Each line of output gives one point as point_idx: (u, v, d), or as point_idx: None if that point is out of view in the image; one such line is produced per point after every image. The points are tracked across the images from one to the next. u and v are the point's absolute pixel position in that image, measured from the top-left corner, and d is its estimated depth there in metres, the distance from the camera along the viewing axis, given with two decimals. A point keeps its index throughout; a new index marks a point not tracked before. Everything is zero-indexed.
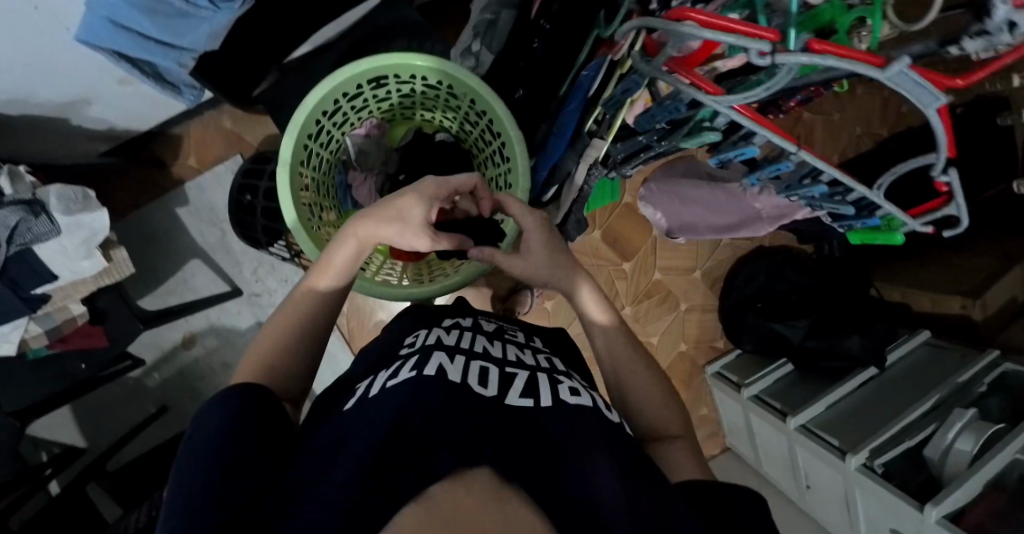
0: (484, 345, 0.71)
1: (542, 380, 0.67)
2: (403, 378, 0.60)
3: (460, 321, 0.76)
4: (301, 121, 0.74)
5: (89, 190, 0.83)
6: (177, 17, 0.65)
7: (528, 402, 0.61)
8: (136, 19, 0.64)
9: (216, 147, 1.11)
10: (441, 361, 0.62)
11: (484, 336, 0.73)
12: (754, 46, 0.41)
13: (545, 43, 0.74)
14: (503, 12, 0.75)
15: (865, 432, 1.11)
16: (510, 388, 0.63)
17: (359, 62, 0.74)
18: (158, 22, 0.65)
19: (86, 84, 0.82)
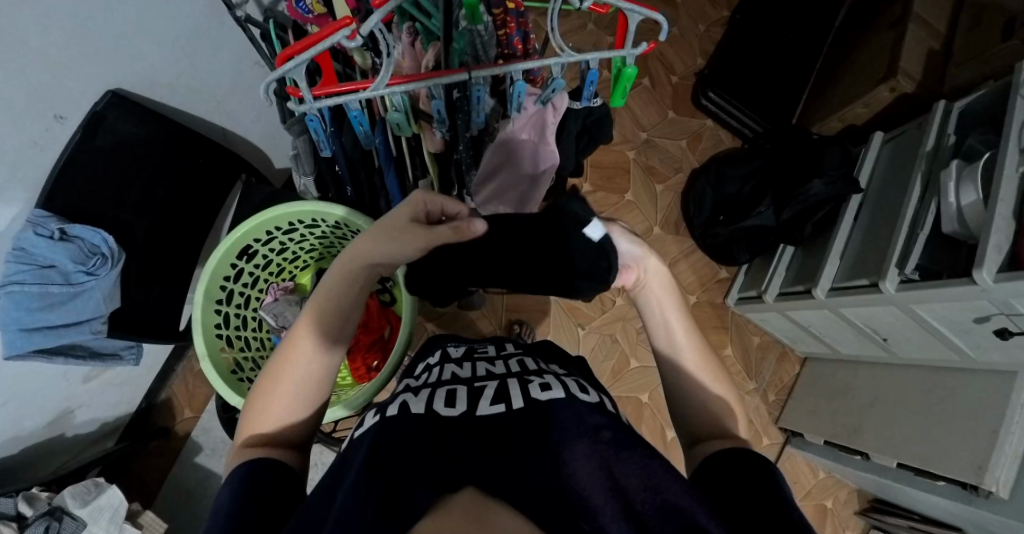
0: (451, 371, 0.65)
1: (513, 383, 0.60)
2: (369, 423, 0.55)
3: (432, 360, 0.71)
4: (201, 318, 0.84)
5: (97, 477, 0.95)
6: (71, 298, 0.79)
7: (497, 408, 0.55)
8: (39, 317, 0.76)
9: (201, 388, 1.22)
10: (404, 399, 0.58)
11: (455, 364, 0.68)
12: (336, 38, 0.48)
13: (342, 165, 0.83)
14: (297, 141, 0.80)
15: (881, 253, 1.02)
16: (481, 398, 0.57)
17: (217, 247, 0.85)
18: (59, 309, 0.78)
19: (60, 401, 0.96)
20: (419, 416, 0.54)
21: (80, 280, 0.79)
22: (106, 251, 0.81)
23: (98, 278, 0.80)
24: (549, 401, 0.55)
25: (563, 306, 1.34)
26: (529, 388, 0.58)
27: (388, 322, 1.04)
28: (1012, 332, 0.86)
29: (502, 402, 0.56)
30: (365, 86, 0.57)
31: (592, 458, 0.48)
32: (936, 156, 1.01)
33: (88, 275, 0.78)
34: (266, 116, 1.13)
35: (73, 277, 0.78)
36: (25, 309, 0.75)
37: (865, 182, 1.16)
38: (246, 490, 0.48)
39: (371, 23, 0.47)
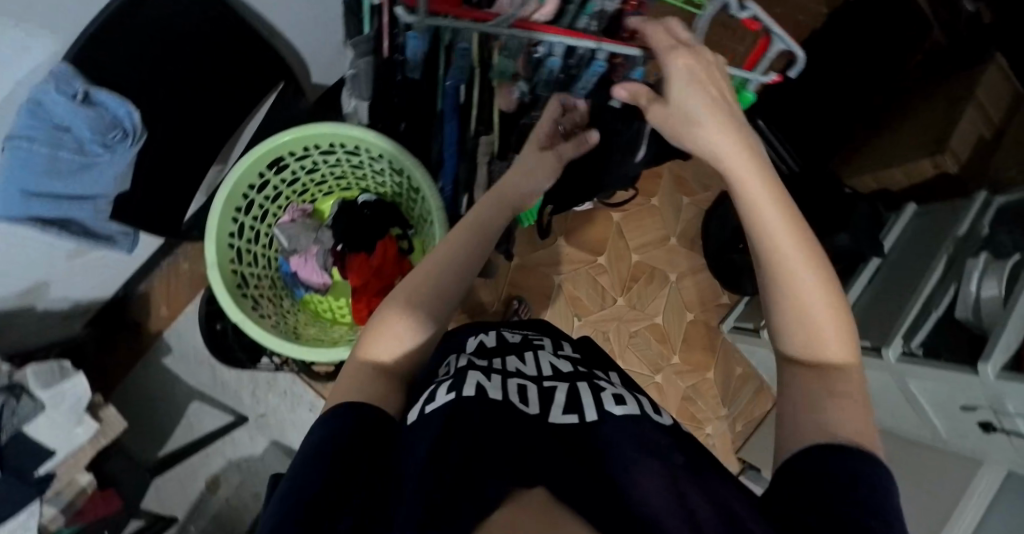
0: (515, 366, 0.61)
1: (584, 389, 0.58)
2: (443, 401, 0.51)
3: (486, 342, 0.66)
4: (217, 224, 0.79)
5: (64, 362, 0.89)
6: (80, 170, 0.72)
7: (572, 418, 0.52)
8: (43, 183, 0.70)
9: (182, 291, 1.15)
10: (478, 381, 0.54)
11: (514, 355, 0.64)
12: None
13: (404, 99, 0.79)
14: (360, 61, 0.73)
15: (888, 320, 1.05)
16: (550, 404, 0.55)
17: (249, 152, 0.79)
18: (66, 180, 0.71)
19: (41, 272, 0.90)
20: (492, 402, 0.51)
21: (93, 153, 0.71)
22: (128, 126, 0.73)
23: (112, 154, 0.73)
24: (625, 414, 0.53)
25: (564, 293, 1.33)
26: (598, 393, 0.57)
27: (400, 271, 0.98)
28: (994, 428, 0.90)
29: (574, 413, 0.53)
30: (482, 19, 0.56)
31: (662, 478, 0.43)
32: (964, 243, 1.04)
33: (103, 148, 0.71)
34: (318, 25, 1.06)
35: (85, 148, 0.70)
36: (30, 171, 0.68)
37: (888, 248, 1.18)
38: (336, 440, 0.45)
39: None
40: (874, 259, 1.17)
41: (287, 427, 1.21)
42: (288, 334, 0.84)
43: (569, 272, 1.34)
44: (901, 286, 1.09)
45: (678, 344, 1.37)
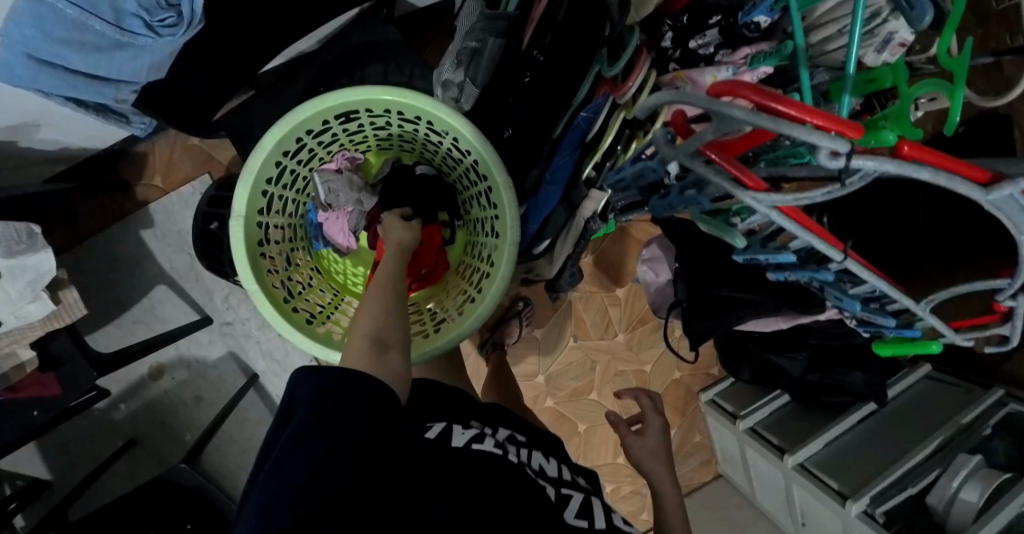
0: (539, 459, 0.56)
1: (598, 503, 0.52)
2: (487, 449, 0.51)
3: (515, 432, 0.61)
4: (258, 166, 0.67)
5: (34, 226, 0.77)
6: (112, 47, 0.58)
7: (582, 525, 0.46)
8: (61, 50, 0.56)
9: (184, 167, 1.06)
10: (512, 459, 0.50)
11: (538, 451, 0.59)
12: (825, 141, 0.29)
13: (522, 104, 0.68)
14: (490, 39, 0.63)
15: (863, 474, 1.07)
16: (564, 505, 0.49)
17: (322, 99, 0.66)
18: (90, 55, 0.57)
19: (35, 112, 0.77)
20: (521, 477, 0.47)
21: (132, 30, 0.57)
22: (183, 12, 0.56)
23: (155, 39, 0.58)
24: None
25: (571, 312, 1.29)
26: (609, 512, 0.50)
27: (434, 264, 0.84)
28: None
29: (586, 520, 0.47)
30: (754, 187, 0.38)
31: None
32: (964, 432, 1.05)
33: (145, 30, 0.56)
34: None
35: (123, 23, 0.56)
36: (45, 33, 0.54)
37: (890, 399, 1.19)
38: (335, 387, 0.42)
39: (877, 165, 0.29)
40: (872, 405, 1.18)
41: (251, 343, 1.14)
42: (299, 306, 0.75)
43: (583, 292, 1.29)
44: (887, 446, 1.11)
45: None
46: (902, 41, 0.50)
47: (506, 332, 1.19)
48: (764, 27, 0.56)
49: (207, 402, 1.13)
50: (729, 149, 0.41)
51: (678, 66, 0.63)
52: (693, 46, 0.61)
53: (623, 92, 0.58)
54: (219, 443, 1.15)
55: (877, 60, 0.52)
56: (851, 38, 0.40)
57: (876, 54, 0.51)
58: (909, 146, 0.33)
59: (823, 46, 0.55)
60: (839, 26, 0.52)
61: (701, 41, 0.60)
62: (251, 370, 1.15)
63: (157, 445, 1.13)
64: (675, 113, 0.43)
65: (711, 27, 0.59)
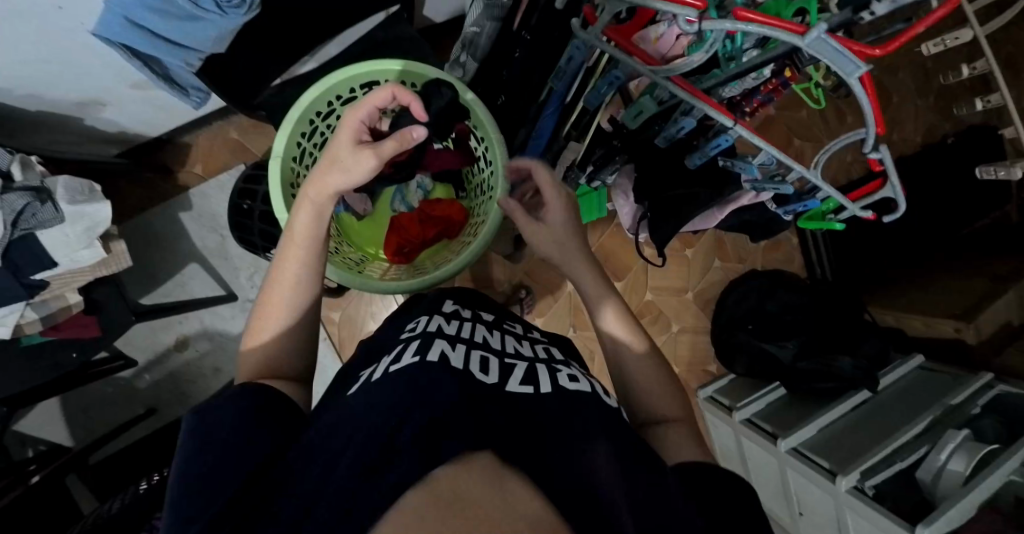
0: (483, 335, 0.65)
1: (541, 369, 0.61)
2: (407, 362, 0.56)
3: (462, 310, 0.71)
4: (296, 119, 0.79)
5: (94, 184, 0.89)
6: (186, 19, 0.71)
7: (528, 390, 0.55)
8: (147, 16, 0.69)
9: (222, 156, 1.19)
10: (443, 349, 0.58)
11: (483, 326, 0.68)
12: (678, 10, 0.46)
13: (515, 74, 0.80)
14: (487, 23, 0.78)
15: (853, 454, 1.08)
16: (508, 375, 0.57)
17: (351, 66, 0.79)
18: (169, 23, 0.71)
19: (103, 89, 0.91)
20: (456, 369, 0.54)
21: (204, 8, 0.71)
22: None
23: (221, 17, 0.72)
24: (577, 391, 0.58)
25: (570, 303, 1.36)
26: (554, 372, 0.61)
27: (443, 229, 0.97)
28: None
29: (530, 384, 0.56)
30: (649, 63, 0.56)
31: (612, 463, 0.48)
32: (951, 413, 1.06)
33: (214, 7, 0.70)
34: None
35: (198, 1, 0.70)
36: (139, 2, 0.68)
37: (881, 387, 1.20)
38: (229, 407, 0.50)
39: (717, 24, 0.45)
40: (863, 392, 1.20)
41: None
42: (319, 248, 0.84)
43: None
44: (876, 428, 1.12)
45: None
46: None
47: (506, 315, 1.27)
48: None
49: (225, 373, 1.22)
50: (630, 30, 0.58)
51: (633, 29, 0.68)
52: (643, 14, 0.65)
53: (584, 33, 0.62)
54: None
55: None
56: None
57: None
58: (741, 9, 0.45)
59: None
60: None
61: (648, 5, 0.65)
62: None
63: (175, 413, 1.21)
64: (588, 8, 0.61)
65: None
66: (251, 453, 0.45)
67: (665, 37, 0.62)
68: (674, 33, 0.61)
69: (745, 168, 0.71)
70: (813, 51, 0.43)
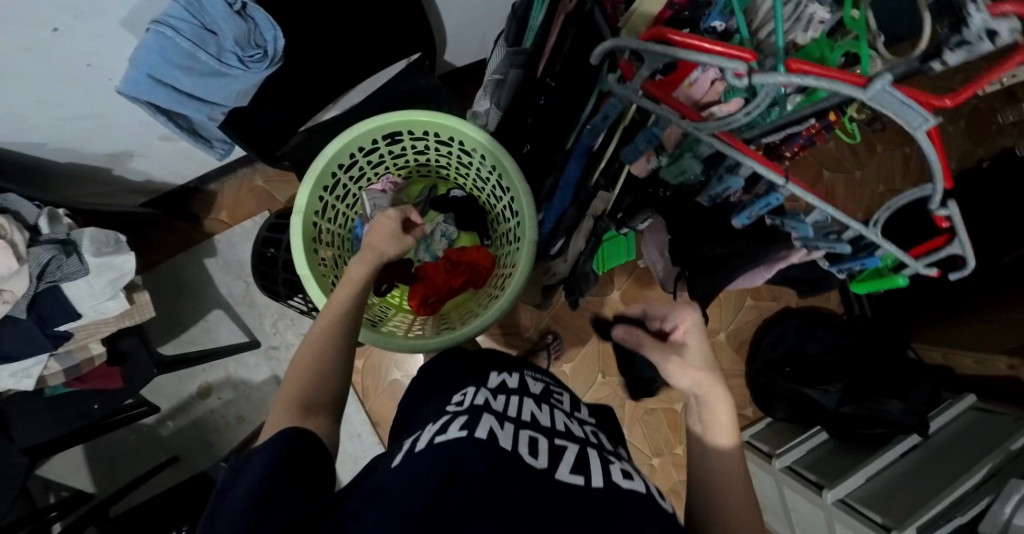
0: (532, 412, 0.56)
1: (592, 456, 0.50)
2: (452, 436, 0.47)
3: (507, 380, 0.62)
4: (318, 173, 0.78)
5: (120, 235, 0.90)
6: (212, 75, 0.73)
7: (578, 480, 0.44)
8: (172, 74, 0.71)
9: (248, 204, 1.21)
10: (490, 426, 0.49)
11: (530, 400, 0.58)
12: (727, 63, 0.43)
13: (537, 121, 0.80)
14: (511, 71, 0.77)
15: (905, 505, 1.00)
16: (558, 461, 0.47)
17: (374, 119, 0.78)
18: (195, 79, 0.72)
19: (132, 142, 0.94)
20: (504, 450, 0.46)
21: (228, 64, 0.73)
22: (270, 50, 0.74)
23: (245, 72, 0.74)
24: (633, 491, 0.44)
25: (598, 347, 1.32)
26: (610, 465, 0.49)
27: (472, 282, 0.95)
28: None
29: (581, 475, 0.45)
30: (692, 117, 0.58)
31: None
32: (1013, 459, 0.99)
33: (239, 63, 0.73)
34: (470, 14, 1.07)
35: (223, 57, 0.72)
36: (166, 59, 0.70)
37: (933, 433, 1.13)
38: (283, 455, 0.44)
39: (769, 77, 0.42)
40: (914, 436, 1.12)
41: None
42: None
43: (611, 327, 1.33)
44: (931, 475, 1.04)
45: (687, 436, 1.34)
46: (823, 19, 0.51)
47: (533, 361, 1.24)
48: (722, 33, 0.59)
49: (248, 421, 1.20)
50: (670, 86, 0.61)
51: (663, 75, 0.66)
52: (674, 58, 0.65)
53: (619, 99, 0.70)
54: None
55: (807, 40, 0.53)
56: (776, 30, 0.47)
57: (802, 34, 0.53)
58: (796, 60, 0.43)
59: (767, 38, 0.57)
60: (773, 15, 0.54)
61: None
62: None
63: (197, 463, 1.19)
64: (623, 62, 0.63)
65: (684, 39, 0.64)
66: (270, 519, 0.39)
67: (699, 82, 0.61)
68: (708, 77, 0.60)
69: (799, 228, 0.70)
70: (876, 103, 0.40)
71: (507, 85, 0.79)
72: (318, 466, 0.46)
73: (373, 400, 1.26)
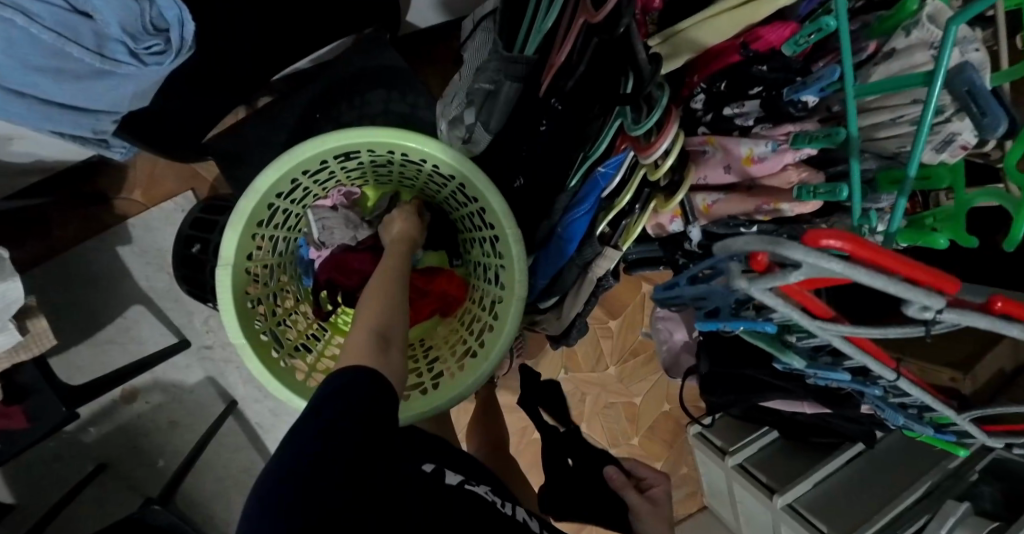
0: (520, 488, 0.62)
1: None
2: (477, 488, 0.51)
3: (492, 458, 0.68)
4: (250, 208, 0.62)
5: (2, 252, 0.71)
6: (92, 76, 0.54)
7: None
8: (27, 79, 0.51)
9: (166, 182, 1.02)
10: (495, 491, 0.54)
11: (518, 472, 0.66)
12: (926, 300, 0.37)
13: (532, 153, 0.66)
14: (505, 83, 0.65)
15: (850, 517, 1.05)
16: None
17: (322, 140, 0.62)
18: (67, 83, 0.53)
19: (3, 125, 0.72)
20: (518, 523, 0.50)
21: (116, 59, 0.52)
22: (174, 39, 0.53)
23: (140, 68, 0.54)
24: None
25: (565, 343, 1.27)
26: None
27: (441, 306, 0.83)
28: None
29: None
30: (819, 313, 0.47)
31: None
32: (951, 478, 1.05)
33: (131, 59, 0.53)
34: None
35: (106, 49, 0.51)
36: (19, 63, 0.49)
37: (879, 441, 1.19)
38: (345, 395, 0.43)
39: (967, 318, 0.39)
40: (861, 445, 1.17)
41: (231, 369, 1.10)
42: (290, 362, 0.69)
43: None
44: (876, 487, 1.10)
45: (644, 428, 1.35)
46: (964, 144, 0.48)
47: (498, 362, 1.17)
48: (810, 106, 0.57)
49: (183, 426, 1.09)
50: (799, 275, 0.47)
51: (708, 130, 0.66)
52: (727, 113, 0.63)
53: (651, 151, 0.55)
54: (197, 473, 1.10)
55: (934, 159, 0.50)
56: (912, 142, 0.42)
57: (934, 153, 0.50)
58: (1002, 299, 0.40)
59: (873, 133, 0.55)
60: (893, 115, 0.51)
61: (738, 110, 0.62)
62: (229, 396, 1.11)
63: (125, 471, 1.07)
64: (756, 252, 0.43)
65: (750, 98, 0.61)
66: (326, 474, 0.39)
67: (766, 160, 0.58)
68: (780, 159, 0.57)
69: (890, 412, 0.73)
70: None
71: (501, 101, 0.67)
72: (377, 410, 0.44)
73: None
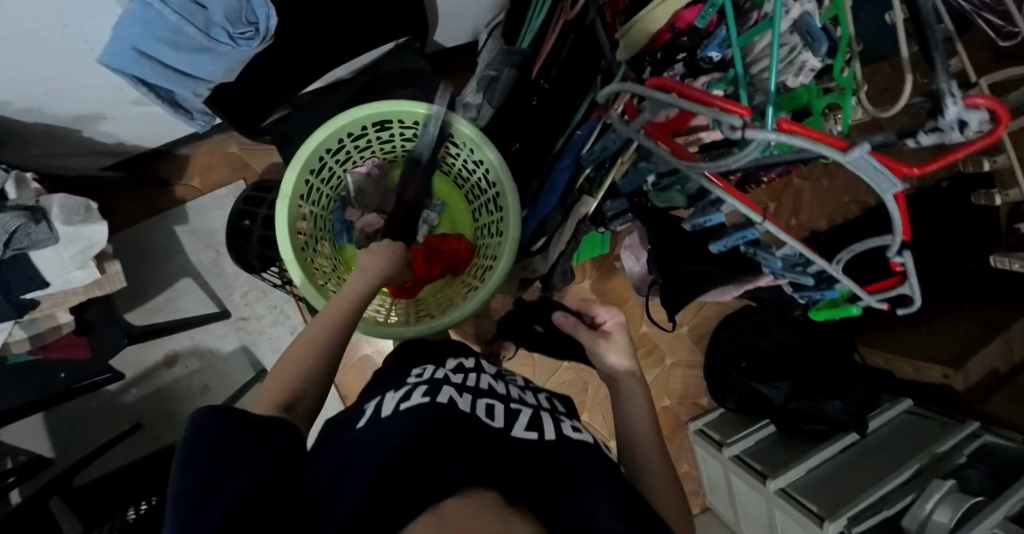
0: (489, 383, 0.70)
1: (546, 417, 0.65)
2: (417, 402, 0.59)
3: (464, 361, 0.75)
4: (304, 158, 0.76)
5: (91, 202, 0.87)
6: (198, 51, 0.69)
7: (531, 436, 0.59)
8: (155, 48, 0.67)
9: (221, 171, 1.18)
10: (451, 393, 0.62)
11: (487, 375, 0.72)
12: (723, 118, 0.45)
13: (528, 121, 0.80)
14: (506, 70, 0.77)
15: (838, 497, 1.09)
16: (514, 422, 0.61)
17: (365, 107, 0.77)
18: (181, 54, 0.69)
19: (101, 105, 0.90)
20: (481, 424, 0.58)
21: (217, 40, 0.69)
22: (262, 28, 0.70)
23: (234, 48, 0.71)
24: (582, 442, 0.61)
25: None
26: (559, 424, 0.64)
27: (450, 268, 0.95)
28: None
29: (534, 431, 0.61)
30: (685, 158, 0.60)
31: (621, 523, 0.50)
32: (939, 461, 1.08)
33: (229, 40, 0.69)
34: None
35: (212, 31, 0.67)
36: (150, 33, 0.66)
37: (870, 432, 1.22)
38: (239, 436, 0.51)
39: (760, 134, 0.44)
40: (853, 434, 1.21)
41: (262, 339, 1.21)
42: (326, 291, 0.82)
43: None
44: (866, 472, 1.13)
45: None
46: (813, 67, 0.61)
47: (502, 347, 1.24)
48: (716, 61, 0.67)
49: (214, 392, 1.19)
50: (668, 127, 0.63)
51: None
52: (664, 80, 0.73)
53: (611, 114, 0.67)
54: None
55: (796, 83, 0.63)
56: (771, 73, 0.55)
57: (794, 78, 0.62)
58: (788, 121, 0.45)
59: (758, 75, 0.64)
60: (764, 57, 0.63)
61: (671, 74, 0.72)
62: (258, 366, 1.22)
63: (160, 431, 1.18)
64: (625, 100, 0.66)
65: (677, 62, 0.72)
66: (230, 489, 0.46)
67: (689, 106, 0.68)
68: (700, 105, 0.67)
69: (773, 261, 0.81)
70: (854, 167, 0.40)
71: (501, 85, 0.79)
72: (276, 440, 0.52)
73: (342, 375, 1.27)
